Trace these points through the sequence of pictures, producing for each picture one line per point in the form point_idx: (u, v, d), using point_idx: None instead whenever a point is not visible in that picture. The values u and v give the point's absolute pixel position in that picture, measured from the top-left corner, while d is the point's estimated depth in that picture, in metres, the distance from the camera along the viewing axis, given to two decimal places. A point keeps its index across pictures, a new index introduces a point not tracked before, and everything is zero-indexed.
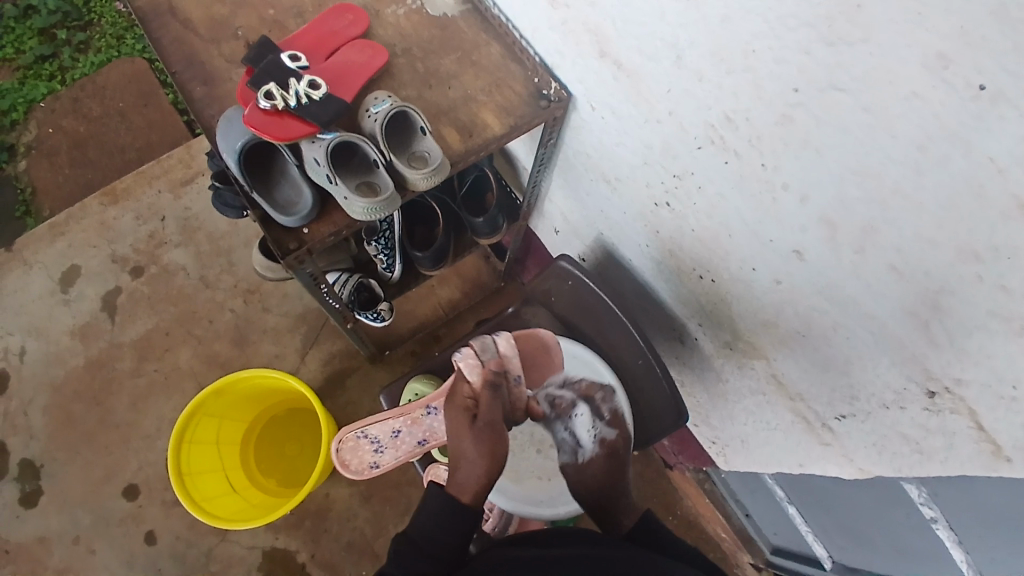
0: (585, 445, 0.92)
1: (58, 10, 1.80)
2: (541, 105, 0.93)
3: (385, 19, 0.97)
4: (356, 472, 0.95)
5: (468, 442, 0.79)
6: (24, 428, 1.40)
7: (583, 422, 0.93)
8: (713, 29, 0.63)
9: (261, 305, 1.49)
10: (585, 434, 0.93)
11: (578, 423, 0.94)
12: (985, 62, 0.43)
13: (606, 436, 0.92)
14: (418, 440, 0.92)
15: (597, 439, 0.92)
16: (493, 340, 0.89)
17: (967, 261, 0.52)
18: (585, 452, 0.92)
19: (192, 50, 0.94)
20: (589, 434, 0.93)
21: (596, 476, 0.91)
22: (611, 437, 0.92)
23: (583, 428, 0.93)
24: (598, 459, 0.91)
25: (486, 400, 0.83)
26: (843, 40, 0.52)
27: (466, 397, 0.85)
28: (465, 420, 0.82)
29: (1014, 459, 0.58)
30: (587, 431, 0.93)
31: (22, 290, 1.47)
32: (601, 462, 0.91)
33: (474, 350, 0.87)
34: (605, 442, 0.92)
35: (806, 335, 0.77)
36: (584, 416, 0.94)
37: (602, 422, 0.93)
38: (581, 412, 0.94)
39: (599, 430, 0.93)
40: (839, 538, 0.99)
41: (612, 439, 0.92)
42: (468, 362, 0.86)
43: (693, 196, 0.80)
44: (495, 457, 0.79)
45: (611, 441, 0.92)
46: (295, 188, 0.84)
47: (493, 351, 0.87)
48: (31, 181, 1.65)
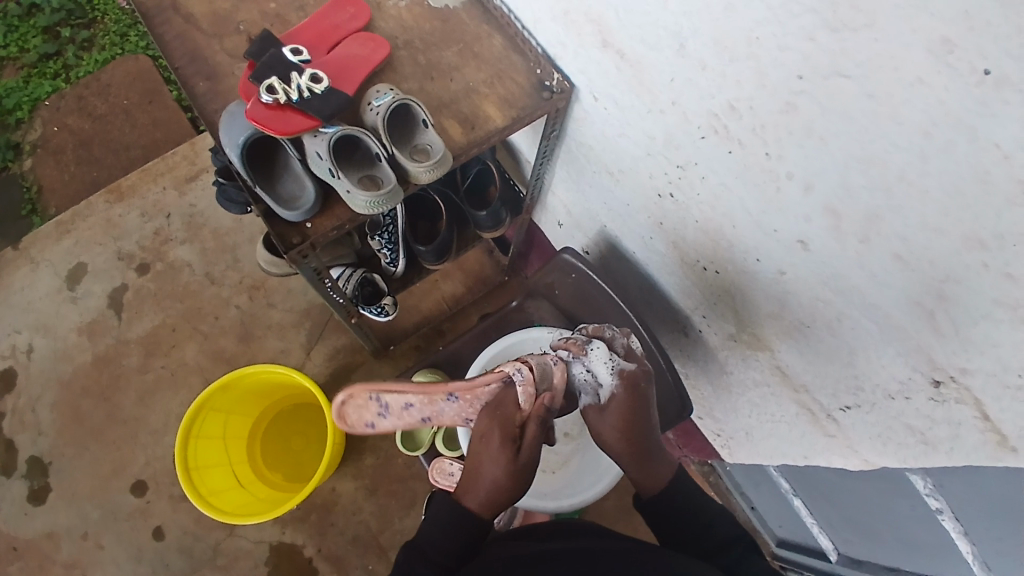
0: (607, 382, 0.82)
1: (61, 8, 1.81)
2: (543, 97, 0.93)
3: (387, 12, 0.97)
4: (351, 426, 0.89)
5: (500, 470, 0.76)
6: (32, 424, 1.41)
7: (599, 356, 0.82)
8: (716, 17, 0.63)
9: (267, 301, 1.49)
10: (604, 367, 0.82)
11: (594, 358, 0.83)
12: (990, 47, 0.42)
13: (625, 368, 0.83)
14: (425, 419, 0.86)
15: (615, 372, 0.82)
16: (553, 367, 0.81)
17: (973, 249, 0.52)
18: (607, 391, 0.82)
19: (195, 45, 0.94)
20: (607, 367, 0.82)
21: (622, 416, 0.82)
22: (630, 369, 0.83)
23: (600, 363, 0.82)
24: (619, 396, 0.82)
25: (533, 438, 0.77)
26: (846, 26, 0.51)
27: (513, 424, 0.78)
28: (511, 453, 0.77)
29: (1019, 449, 0.57)
30: (604, 364, 0.82)
31: (29, 288, 1.49)
32: (623, 400, 0.82)
33: (535, 377, 0.78)
34: (625, 373, 0.82)
35: (810, 326, 0.77)
36: (600, 348, 0.83)
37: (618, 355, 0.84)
38: (595, 346, 0.83)
39: (616, 362, 0.83)
40: (845, 530, 0.98)
41: (631, 368, 0.82)
42: (527, 388, 0.78)
43: (696, 187, 0.80)
44: (521, 485, 0.78)
45: (631, 372, 0.83)
46: (298, 183, 0.84)
47: (549, 382, 0.80)
48: (37, 179, 1.66)
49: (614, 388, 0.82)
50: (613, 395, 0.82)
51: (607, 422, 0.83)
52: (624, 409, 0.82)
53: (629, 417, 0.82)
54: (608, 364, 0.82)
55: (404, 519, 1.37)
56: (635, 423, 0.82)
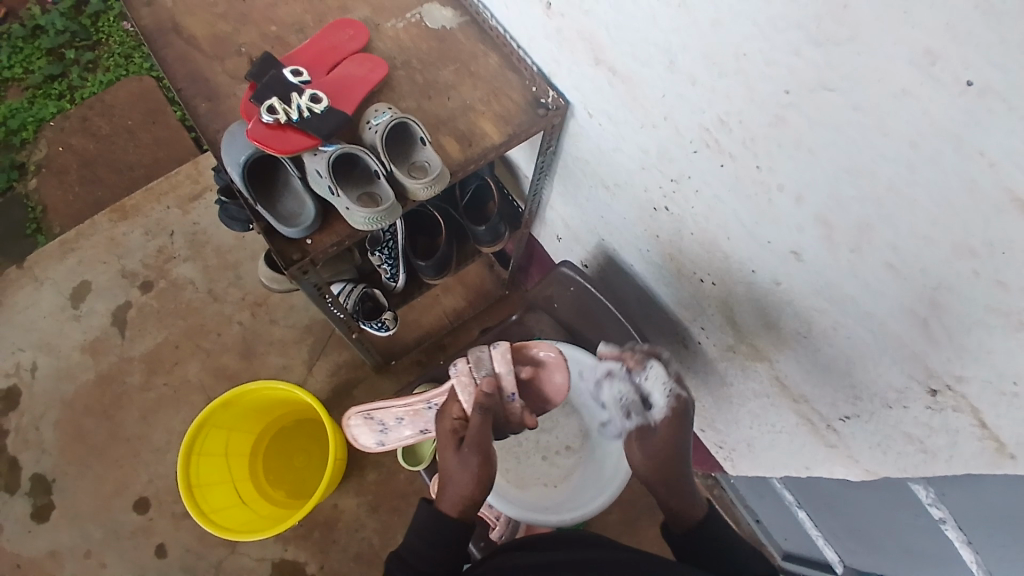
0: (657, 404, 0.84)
1: (66, 30, 1.85)
2: (538, 113, 0.94)
3: (385, 33, 0.99)
4: (365, 446, 1.01)
5: (454, 462, 0.79)
6: (35, 442, 1.42)
7: (654, 376, 0.84)
8: (705, 33, 0.64)
9: (268, 317, 1.50)
10: (657, 389, 0.84)
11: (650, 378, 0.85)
12: (972, 57, 0.43)
13: (679, 395, 0.83)
14: (420, 429, 0.94)
15: (669, 396, 0.83)
16: (489, 353, 0.84)
17: (964, 257, 0.52)
18: (659, 413, 0.84)
19: (196, 67, 0.96)
20: (661, 389, 0.83)
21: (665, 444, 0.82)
22: (685, 397, 0.83)
23: (656, 383, 0.84)
24: (668, 422, 0.82)
25: (475, 422, 0.79)
26: (831, 40, 0.52)
27: (455, 417, 0.83)
28: (452, 444, 0.81)
29: (1017, 456, 0.58)
30: (658, 386, 0.84)
31: (33, 307, 1.50)
32: (669, 425, 0.82)
33: (469, 366, 0.83)
34: (678, 400, 0.82)
35: (808, 336, 0.77)
36: (656, 372, 0.84)
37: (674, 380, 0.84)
38: (651, 368, 0.85)
39: (671, 386, 0.83)
40: (849, 541, 0.98)
41: (686, 397, 0.82)
42: (461, 379, 0.83)
43: (690, 199, 0.81)
44: (476, 476, 0.78)
45: (685, 400, 0.83)
46: (299, 200, 0.86)
47: (487, 368, 0.83)
48: (42, 199, 1.68)
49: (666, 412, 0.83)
50: (663, 420, 0.83)
51: (651, 444, 0.83)
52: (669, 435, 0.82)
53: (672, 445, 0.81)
54: (663, 385, 0.83)
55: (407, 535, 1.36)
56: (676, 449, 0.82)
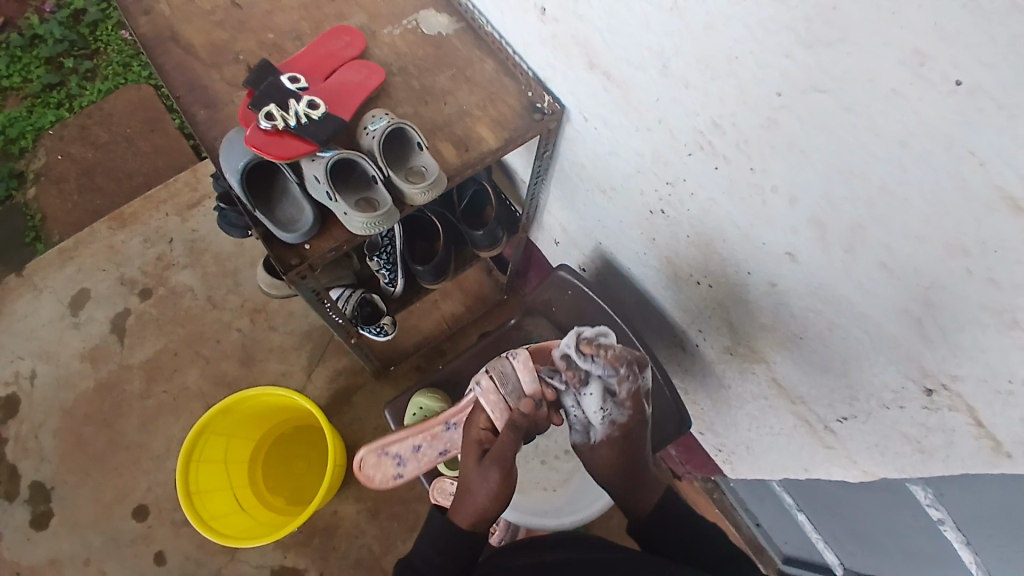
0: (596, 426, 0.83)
1: (65, 39, 1.86)
2: (534, 118, 0.95)
3: (382, 40, 1.00)
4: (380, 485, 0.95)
5: (475, 476, 0.78)
6: (34, 451, 1.42)
7: (591, 401, 0.81)
8: (697, 37, 0.65)
9: (267, 324, 1.50)
10: (594, 414, 0.81)
11: (587, 402, 0.81)
12: (960, 57, 0.44)
13: (616, 419, 0.82)
14: (440, 453, 0.93)
15: (606, 421, 0.82)
16: (511, 364, 0.82)
17: (956, 256, 0.53)
18: (598, 432, 0.84)
19: (194, 74, 0.97)
20: (598, 413, 0.81)
21: (611, 458, 0.84)
22: (622, 420, 0.83)
23: (591, 407, 0.81)
24: (607, 442, 0.84)
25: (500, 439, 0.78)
26: (821, 42, 0.53)
27: (481, 429, 0.83)
28: (476, 457, 0.81)
29: (1014, 455, 0.58)
30: (595, 413, 0.82)
31: (33, 315, 1.50)
32: (614, 445, 0.83)
33: (494, 383, 0.81)
34: (615, 424, 0.82)
35: (804, 337, 0.78)
36: (595, 394, 0.81)
37: (613, 401, 0.82)
38: (591, 388, 0.80)
39: (610, 411, 0.82)
40: (850, 543, 0.97)
41: (622, 422, 0.82)
42: (487, 396, 0.81)
43: (686, 202, 0.82)
44: (492, 491, 0.77)
45: (624, 423, 0.83)
46: (297, 206, 0.86)
47: (514, 384, 0.80)
48: (41, 208, 1.68)
49: (604, 434, 0.83)
50: (602, 438, 0.84)
51: (597, 456, 0.85)
52: (611, 450, 0.84)
53: (615, 459, 0.84)
54: (598, 411, 0.82)
55: (407, 541, 1.36)
56: (621, 462, 0.84)
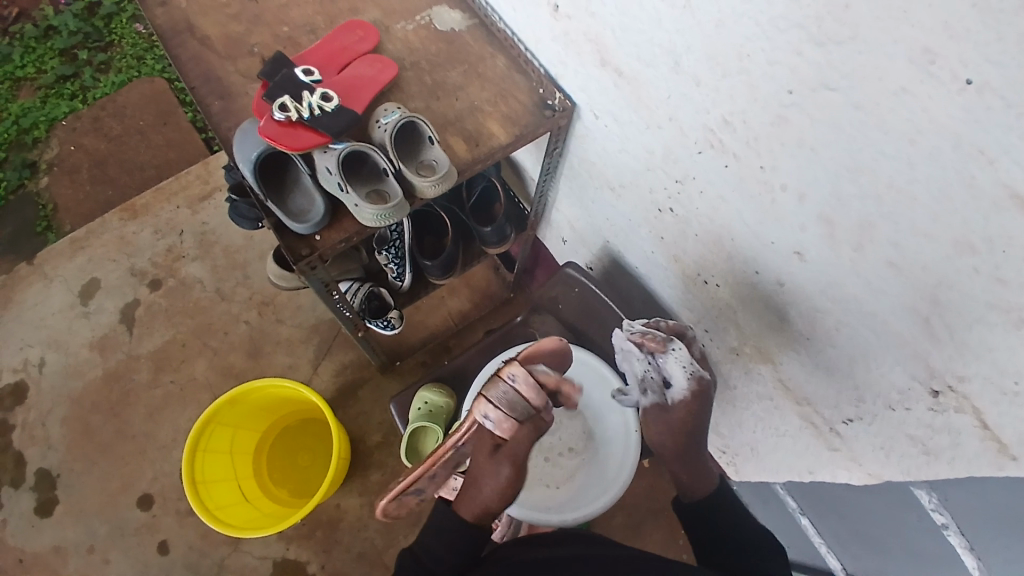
0: (679, 383, 0.84)
1: (80, 32, 1.88)
2: (545, 114, 0.95)
3: (395, 35, 1.01)
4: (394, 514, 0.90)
5: (486, 471, 0.78)
6: (41, 438, 1.43)
7: (679, 357, 0.85)
8: (708, 33, 0.65)
9: (275, 317, 1.51)
10: (682, 371, 0.84)
11: (673, 357, 0.85)
12: (970, 55, 0.44)
13: (701, 374, 0.85)
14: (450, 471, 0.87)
15: (693, 377, 0.84)
16: (516, 382, 0.81)
17: (964, 254, 0.53)
18: (679, 391, 0.85)
19: (209, 66, 0.98)
20: (683, 371, 0.84)
21: (684, 419, 0.85)
22: (706, 376, 0.85)
23: (678, 366, 0.84)
24: (688, 399, 0.84)
25: (521, 437, 0.80)
26: (832, 40, 0.53)
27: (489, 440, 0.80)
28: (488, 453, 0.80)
29: (1019, 457, 0.58)
30: (682, 367, 0.84)
31: (43, 303, 1.52)
32: (694, 401, 0.84)
33: (507, 404, 0.80)
34: (700, 379, 0.84)
35: (811, 336, 0.78)
36: (681, 350, 0.85)
37: (696, 358, 0.86)
38: (677, 345, 0.85)
39: (694, 367, 0.85)
40: (853, 546, 0.95)
41: (708, 376, 0.85)
42: (500, 416, 0.79)
43: (695, 199, 0.82)
44: (513, 487, 0.78)
45: (706, 379, 0.85)
46: (308, 197, 0.87)
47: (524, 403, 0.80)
48: (52, 198, 1.70)
49: (687, 389, 0.84)
50: (685, 393, 0.84)
51: (669, 418, 0.86)
52: (692, 407, 0.84)
53: (697, 413, 0.85)
54: (685, 368, 0.84)
55: (409, 536, 1.36)
56: (694, 424, 0.86)
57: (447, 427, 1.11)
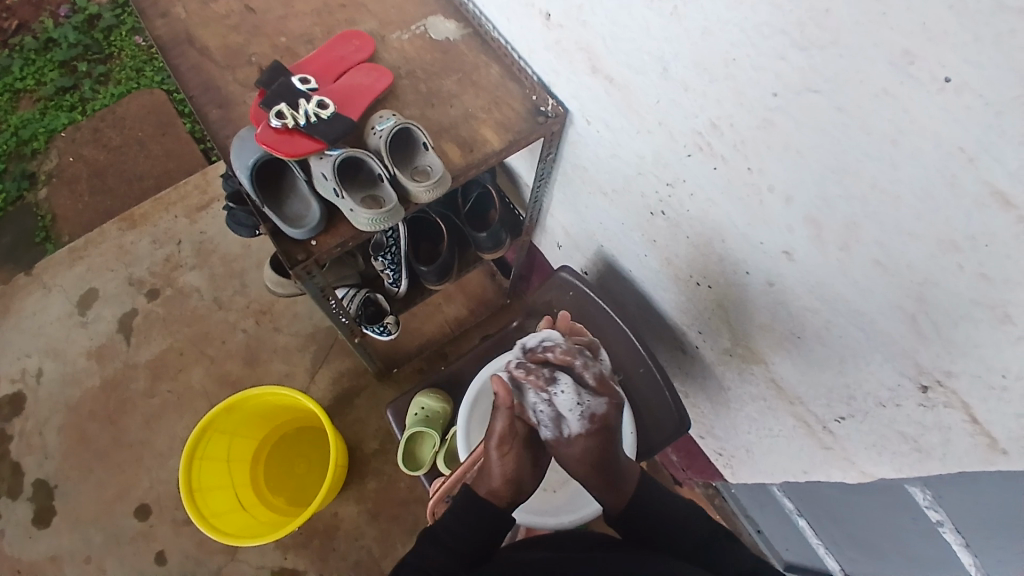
0: (571, 420, 0.78)
1: (79, 44, 1.90)
2: (538, 121, 0.97)
3: (391, 44, 1.02)
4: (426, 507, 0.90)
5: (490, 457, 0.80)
6: (38, 447, 1.43)
7: (566, 393, 0.79)
8: (695, 40, 0.67)
9: (273, 325, 1.52)
10: (571, 409, 0.78)
11: (559, 394, 0.79)
12: (948, 56, 0.46)
13: (595, 411, 0.80)
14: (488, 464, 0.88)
15: (584, 415, 0.79)
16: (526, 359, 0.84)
17: (947, 251, 0.54)
18: (571, 426, 0.79)
19: (208, 75, 0.99)
20: (574, 409, 0.78)
21: (586, 457, 0.79)
22: (600, 410, 0.80)
23: (567, 404, 0.79)
24: (585, 436, 0.79)
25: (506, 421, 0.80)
26: (814, 44, 0.55)
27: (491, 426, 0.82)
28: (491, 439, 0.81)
29: (1009, 451, 0.59)
30: (571, 409, 0.79)
31: (41, 312, 1.52)
32: (592, 439, 0.79)
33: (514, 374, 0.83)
34: (593, 415, 0.79)
35: (801, 336, 0.79)
36: (567, 390, 0.79)
37: (587, 392, 0.80)
38: (561, 385, 0.80)
39: (585, 403, 0.79)
40: (850, 550, 0.96)
41: (602, 411, 0.80)
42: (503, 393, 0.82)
43: (686, 203, 0.83)
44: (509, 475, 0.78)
45: (600, 413, 0.80)
46: (304, 203, 0.88)
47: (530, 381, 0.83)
48: (51, 208, 1.71)
49: (579, 429, 0.79)
50: (579, 431, 0.79)
51: (571, 452, 0.80)
52: (590, 443, 0.79)
53: (598, 450, 0.79)
54: (576, 406, 0.79)
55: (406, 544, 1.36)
56: (598, 459, 0.79)
57: (444, 431, 1.14)
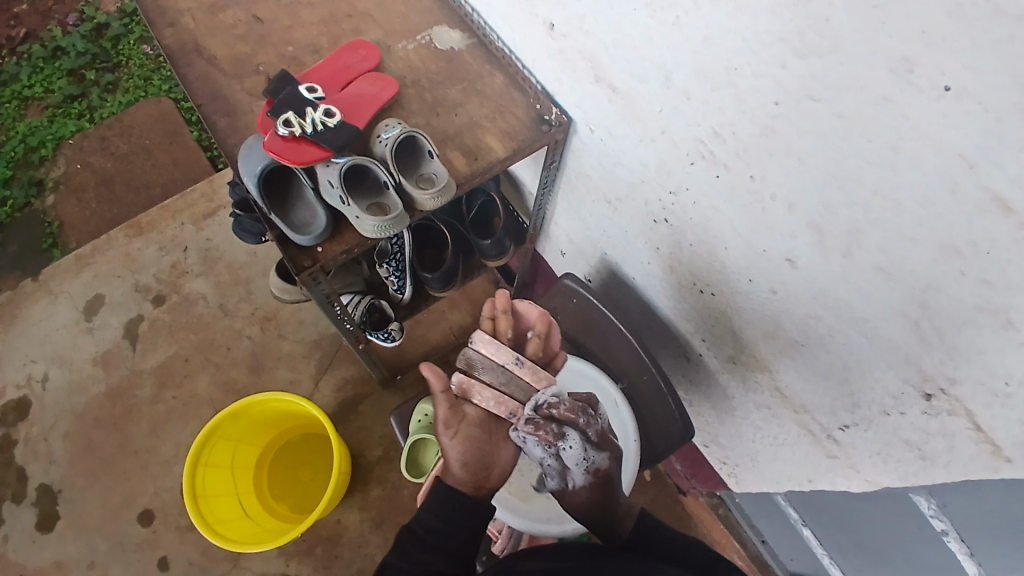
0: (577, 474, 0.78)
1: (87, 53, 1.92)
2: (542, 129, 0.98)
3: (396, 54, 1.04)
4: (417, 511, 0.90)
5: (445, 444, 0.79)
6: (44, 453, 1.44)
7: (574, 448, 0.78)
8: (696, 48, 0.67)
9: (277, 332, 1.52)
10: (578, 465, 0.78)
11: (566, 450, 0.78)
12: (947, 63, 0.46)
13: (600, 466, 0.79)
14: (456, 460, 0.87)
15: (590, 471, 0.79)
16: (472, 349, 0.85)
17: (949, 257, 0.54)
18: (576, 479, 0.79)
19: (216, 84, 1.01)
20: (580, 465, 0.78)
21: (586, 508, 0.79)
22: (605, 465, 0.80)
23: (574, 460, 0.78)
24: (589, 490, 0.79)
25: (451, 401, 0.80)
26: (814, 52, 0.55)
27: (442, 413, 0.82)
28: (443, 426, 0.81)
29: (1013, 459, 0.59)
30: (578, 464, 0.78)
31: (48, 319, 1.54)
32: (595, 493, 0.78)
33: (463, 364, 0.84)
34: (598, 471, 0.79)
35: (805, 343, 0.79)
36: (575, 446, 0.78)
37: (593, 447, 0.79)
38: (570, 441, 0.78)
39: (592, 460, 0.79)
40: (855, 559, 0.95)
41: (606, 467, 0.79)
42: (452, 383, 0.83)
43: (689, 210, 0.84)
44: (465, 455, 0.78)
45: (604, 468, 0.80)
46: (310, 210, 0.89)
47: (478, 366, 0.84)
48: (59, 215, 1.73)
49: (585, 482, 0.79)
50: (584, 485, 0.79)
51: (572, 500, 0.80)
52: (593, 498, 0.79)
53: (600, 505, 0.78)
54: (582, 462, 0.78)
55: None
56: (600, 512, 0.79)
57: None
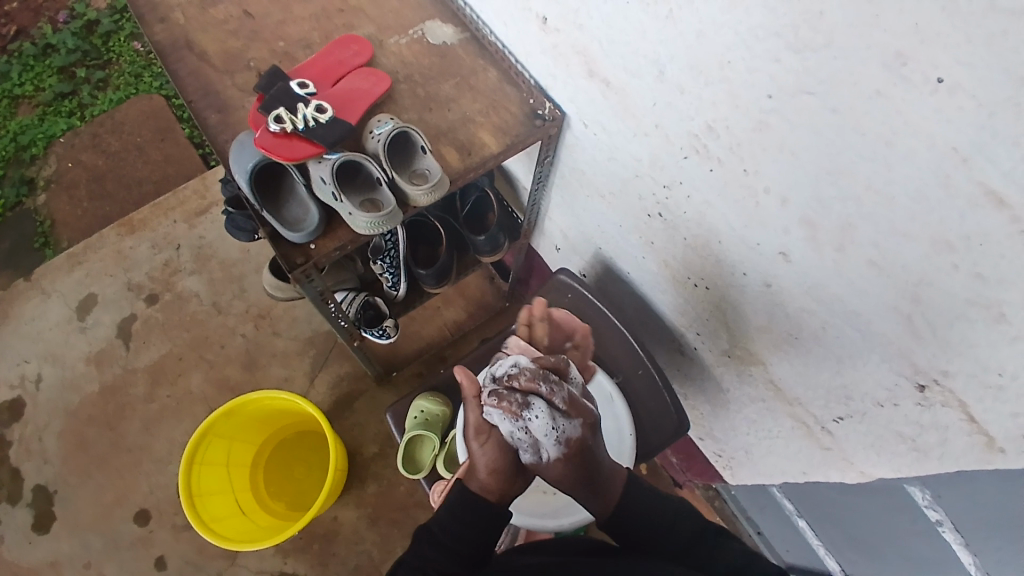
0: (548, 447, 0.73)
1: (77, 50, 1.91)
2: (535, 124, 0.97)
3: (389, 49, 1.03)
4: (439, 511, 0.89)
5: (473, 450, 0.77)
6: (38, 452, 1.43)
7: (541, 420, 0.72)
8: (689, 43, 0.67)
9: (272, 329, 1.52)
10: (547, 436, 0.72)
11: (533, 421, 0.72)
12: (941, 57, 0.46)
13: (571, 435, 0.73)
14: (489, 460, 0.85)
15: (560, 441, 0.73)
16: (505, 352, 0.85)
17: (941, 251, 0.54)
18: (549, 451, 0.73)
19: (207, 80, 1.00)
20: (550, 436, 0.72)
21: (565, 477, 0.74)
22: (577, 434, 0.74)
23: (541, 431, 0.72)
24: (563, 461, 0.73)
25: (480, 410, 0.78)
26: (808, 46, 0.55)
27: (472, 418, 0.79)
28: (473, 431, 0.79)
29: (1007, 450, 0.59)
30: (547, 434, 0.72)
31: (40, 318, 1.52)
32: (570, 463, 0.73)
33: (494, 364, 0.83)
34: (570, 440, 0.73)
35: (798, 337, 0.79)
36: (542, 416, 0.72)
37: (561, 416, 0.73)
38: (535, 411, 0.72)
39: (562, 429, 0.73)
40: (850, 551, 0.96)
41: (578, 436, 0.73)
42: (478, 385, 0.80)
43: (683, 205, 0.84)
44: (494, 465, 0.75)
45: (577, 436, 0.74)
46: (303, 207, 0.88)
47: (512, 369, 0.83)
48: (51, 213, 1.71)
49: (557, 453, 0.73)
50: (557, 456, 0.73)
51: (549, 471, 0.75)
52: (569, 468, 0.74)
53: (577, 474, 0.74)
54: (552, 433, 0.72)
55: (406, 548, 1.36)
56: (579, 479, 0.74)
57: (443, 434, 1.14)
